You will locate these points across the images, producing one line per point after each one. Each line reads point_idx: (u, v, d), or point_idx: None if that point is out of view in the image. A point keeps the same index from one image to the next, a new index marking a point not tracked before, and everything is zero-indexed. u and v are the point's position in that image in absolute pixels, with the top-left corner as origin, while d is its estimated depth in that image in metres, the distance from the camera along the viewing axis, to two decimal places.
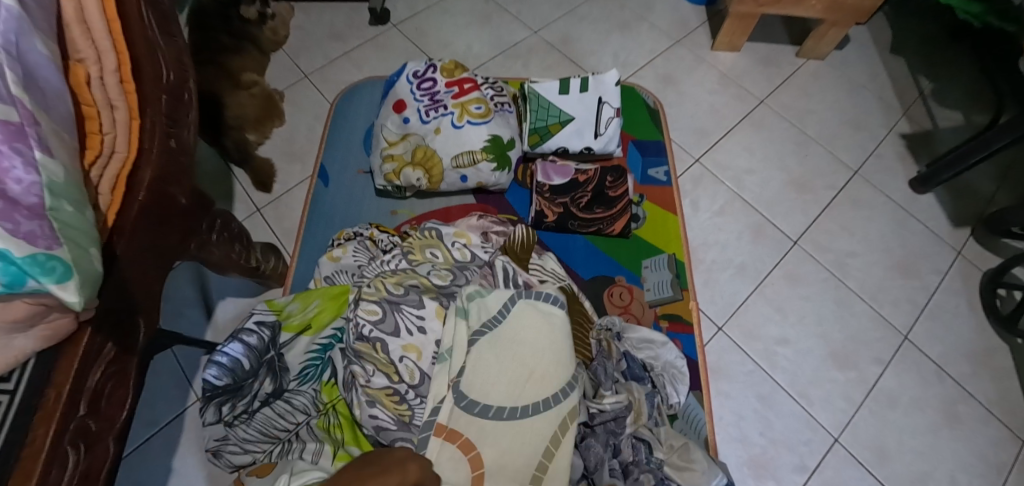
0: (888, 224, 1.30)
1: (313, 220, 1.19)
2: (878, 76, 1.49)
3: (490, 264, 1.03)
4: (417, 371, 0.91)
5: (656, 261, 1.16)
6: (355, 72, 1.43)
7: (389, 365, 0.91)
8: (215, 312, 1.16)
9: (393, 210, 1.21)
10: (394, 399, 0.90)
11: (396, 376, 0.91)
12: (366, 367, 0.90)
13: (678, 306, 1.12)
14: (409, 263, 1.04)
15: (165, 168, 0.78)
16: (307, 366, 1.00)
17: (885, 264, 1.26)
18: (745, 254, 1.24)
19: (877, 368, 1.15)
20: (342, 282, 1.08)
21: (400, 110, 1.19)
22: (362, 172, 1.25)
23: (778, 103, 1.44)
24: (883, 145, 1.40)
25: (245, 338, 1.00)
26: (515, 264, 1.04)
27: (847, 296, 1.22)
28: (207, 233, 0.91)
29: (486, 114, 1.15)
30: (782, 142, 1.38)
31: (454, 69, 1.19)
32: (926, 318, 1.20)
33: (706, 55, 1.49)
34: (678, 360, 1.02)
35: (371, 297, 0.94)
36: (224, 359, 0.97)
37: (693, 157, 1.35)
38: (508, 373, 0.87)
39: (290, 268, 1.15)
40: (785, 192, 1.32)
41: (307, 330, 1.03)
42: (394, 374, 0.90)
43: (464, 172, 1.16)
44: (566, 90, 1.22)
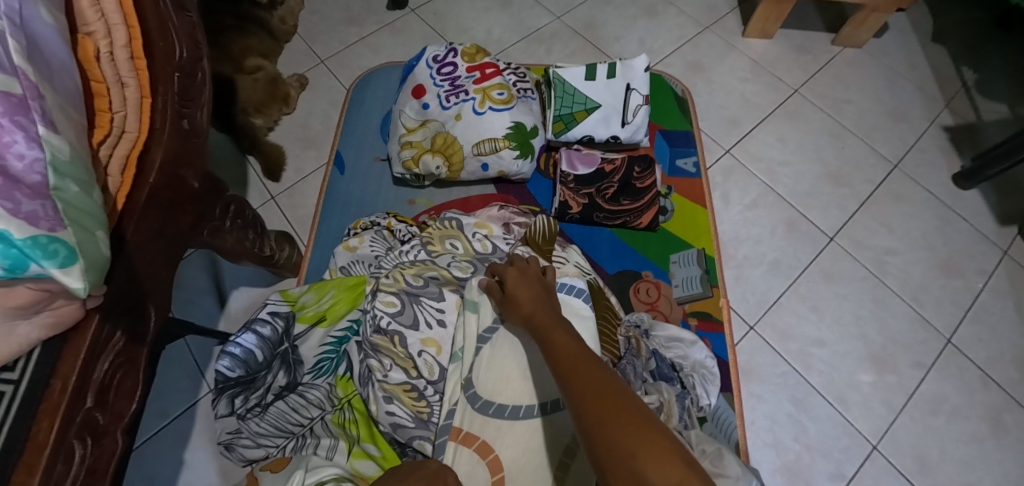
0: (930, 221, 1.24)
1: (329, 208, 1.15)
2: (919, 65, 1.42)
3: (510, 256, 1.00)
4: (435, 366, 0.88)
5: (684, 256, 1.11)
6: (373, 57, 1.39)
7: (407, 359, 0.87)
8: (228, 301, 1.13)
9: (411, 200, 1.17)
10: (413, 395, 0.86)
11: (415, 371, 0.87)
12: (383, 360, 0.87)
13: (707, 303, 1.08)
14: (428, 254, 1.00)
15: (177, 149, 0.75)
16: (322, 359, 0.97)
17: (927, 263, 1.19)
18: (778, 250, 1.19)
19: (918, 372, 1.09)
20: (358, 273, 1.04)
21: (419, 95, 1.15)
22: (379, 159, 1.21)
23: (813, 93, 1.38)
24: (924, 138, 1.33)
25: (258, 329, 0.97)
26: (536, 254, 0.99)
27: (885, 295, 1.16)
28: (221, 219, 0.88)
29: (509, 100, 1.11)
30: (818, 134, 1.32)
31: (476, 53, 1.15)
32: (970, 320, 1.14)
33: (737, 42, 1.43)
34: (708, 360, 0.98)
35: (390, 288, 0.90)
36: (236, 350, 0.94)
37: (723, 148, 1.29)
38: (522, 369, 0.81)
39: (304, 257, 1.12)
40: (820, 186, 1.26)
41: (321, 321, 0.99)
42: (412, 369, 0.87)
43: (485, 160, 1.11)
44: (593, 76, 1.17)
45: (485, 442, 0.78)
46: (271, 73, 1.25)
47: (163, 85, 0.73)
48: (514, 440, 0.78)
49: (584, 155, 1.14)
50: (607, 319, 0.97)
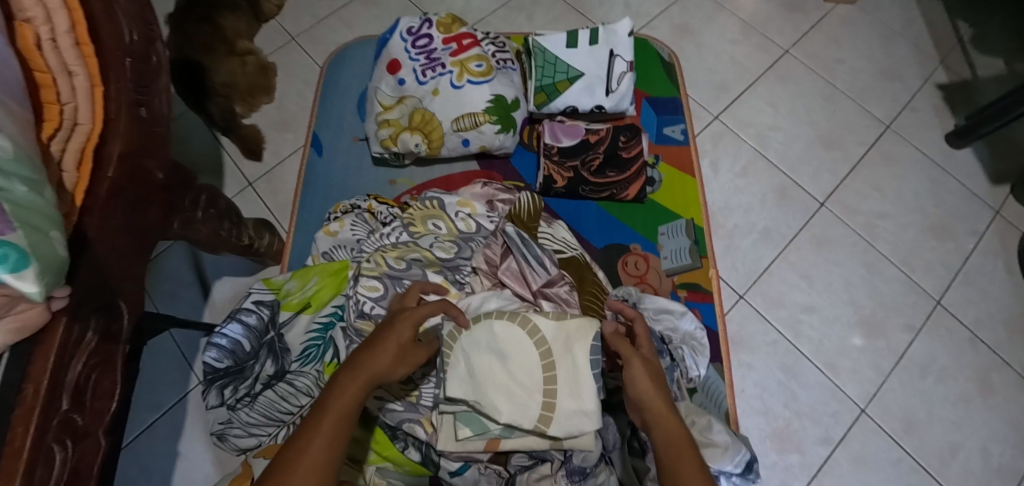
0: (922, 182, 1.22)
1: (309, 191, 1.13)
2: (913, 21, 1.38)
3: (498, 233, 0.94)
4: None
5: (673, 227, 1.09)
6: (347, 31, 1.34)
7: None
8: (211, 292, 1.11)
9: (393, 180, 1.14)
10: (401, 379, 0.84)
11: None
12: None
13: (696, 275, 1.06)
14: (410, 236, 0.96)
15: (136, 139, 0.70)
16: (309, 347, 0.96)
17: (919, 225, 1.18)
18: (768, 218, 1.16)
19: (907, 336, 1.09)
20: (342, 259, 1.03)
21: (394, 70, 1.11)
22: (357, 138, 1.17)
23: (805, 53, 1.34)
24: (917, 97, 1.30)
25: (244, 318, 0.95)
26: (522, 232, 0.95)
27: (877, 260, 1.14)
28: (191, 209, 0.83)
29: (488, 72, 1.08)
30: (810, 96, 1.29)
31: (452, 24, 1.12)
32: (960, 282, 1.13)
33: (726, 2, 1.38)
34: (698, 331, 0.97)
35: (372, 272, 0.89)
36: (224, 341, 0.93)
37: (711, 115, 1.26)
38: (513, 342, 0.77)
39: (286, 244, 1.09)
40: (812, 149, 1.24)
41: (306, 308, 0.98)
42: None
43: (466, 136, 1.08)
44: (574, 43, 1.13)
45: (483, 365, 0.77)
46: (262, 60, 1.28)
47: (115, 72, 0.68)
48: (502, 360, 0.77)
49: (568, 129, 1.10)
50: (594, 293, 0.94)
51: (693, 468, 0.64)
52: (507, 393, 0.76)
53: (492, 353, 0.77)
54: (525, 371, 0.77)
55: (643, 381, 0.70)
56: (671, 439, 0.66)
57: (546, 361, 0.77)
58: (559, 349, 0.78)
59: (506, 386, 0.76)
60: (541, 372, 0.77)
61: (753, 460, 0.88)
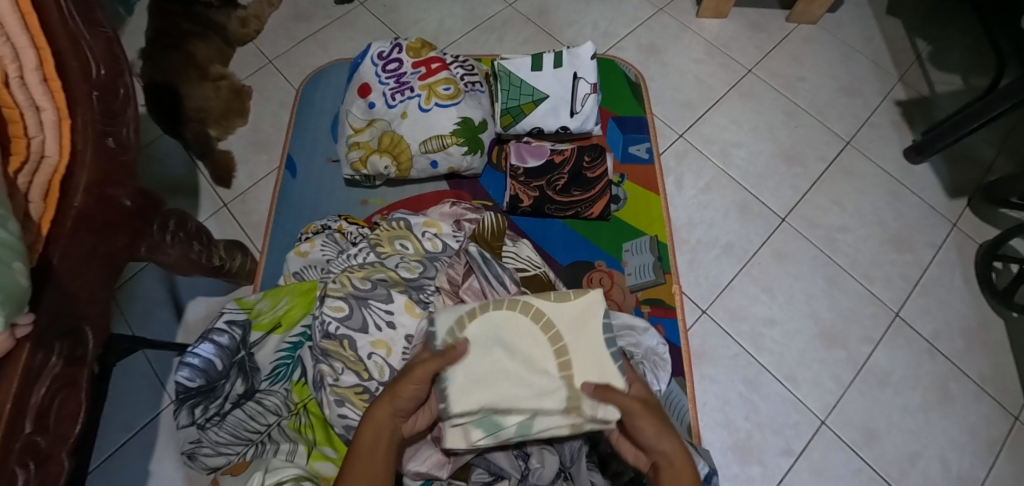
0: (882, 197, 1.25)
1: (282, 213, 1.15)
2: (872, 40, 1.43)
3: (462, 252, 0.95)
4: (385, 368, 0.89)
5: (638, 244, 1.12)
6: (322, 53, 1.37)
7: (358, 362, 0.89)
8: (185, 312, 1.13)
9: (364, 200, 1.16)
10: (364, 397, 0.88)
11: (366, 374, 0.88)
12: (335, 365, 0.88)
13: (660, 290, 1.08)
14: (377, 256, 0.98)
15: (104, 170, 0.72)
16: (279, 365, 0.98)
17: (879, 238, 1.21)
18: (732, 233, 1.19)
19: (867, 347, 1.11)
20: (311, 278, 1.05)
21: (365, 94, 1.14)
22: (330, 160, 1.20)
23: (767, 71, 1.37)
24: (877, 113, 1.34)
25: (216, 338, 0.97)
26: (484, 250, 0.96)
27: (838, 273, 1.17)
28: (159, 234, 0.85)
29: (456, 95, 1.11)
30: (772, 113, 1.32)
31: (421, 48, 1.15)
32: (919, 294, 1.16)
33: (691, 23, 1.42)
34: (660, 346, 0.99)
35: (337, 293, 0.91)
36: (195, 360, 0.94)
37: (677, 133, 1.29)
38: (512, 330, 0.71)
39: (259, 264, 1.11)
40: (774, 165, 1.26)
41: (277, 328, 1.01)
42: (363, 372, 0.88)
43: (434, 158, 1.11)
44: (539, 66, 1.16)
45: (490, 363, 0.69)
46: (236, 84, 1.29)
47: (81, 106, 0.70)
48: (508, 352, 0.70)
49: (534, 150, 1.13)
50: None
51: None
52: (524, 387, 0.68)
53: (497, 347, 0.70)
54: (538, 361, 0.70)
55: (656, 436, 0.66)
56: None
57: (557, 346, 0.70)
58: (570, 333, 0.71)
59: (520, 379, 0.69)
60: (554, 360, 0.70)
61: (714, 473, 0.89)
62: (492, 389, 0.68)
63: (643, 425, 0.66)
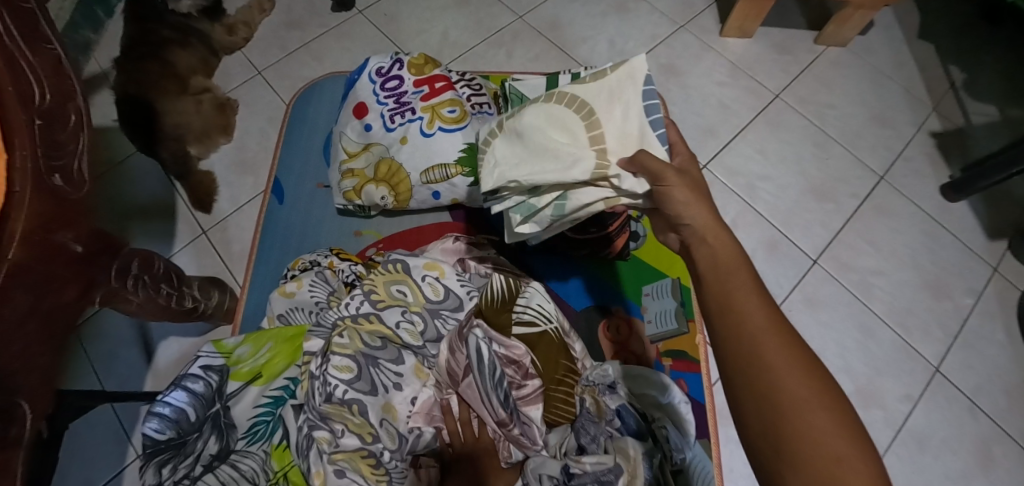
0: (918, 237, 1.15)
1: (266, 245, 1.04)
2: (905, 65, 1.33)
3: (462, 328, 0.83)
4: (396, 434, 0.83)
5: (659, 288, 1.02)
6: (316, 65, 1.26)
7: (364, 426, 0.81)
8: (156, 355, 1.02)
9: (358, 231, 1.05)
10: (370, 463, 0.79)
11: (371, 437, 0.81)
12: (334, 429, 0.79)
13: (683, 341, 0.98)
14: (372, 305, 0.88)
15: (49, 212, 0.60)
16: (257, 423, 0.87)
17: (915, 283, 1.11)
18: (759, 276, 1.09)
19: (905, 405, 1.02)
20: (298, 322, 0.95)
21: (360, 114, 1.03)
22: (322, 185, 1.09)
23: (795, 97, 1.28)
24: (911, 145, 1.25)
25: (189, 385, 0.86)
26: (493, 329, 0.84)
27: (873, 323, 1.07)
28: (117, 281, 0.74)
29: (461, 119, 1.00)
30: (801, 143, 1.23)
31: (424, 65, 1.04)
32: (959, 346, 1.07)
33: (714, 42, 1.33)
34: (684, 404, 0.87)
35: (343, 350, 0.83)
36: (166, 410, 0.83)
37: (699, 163, 1.19)
38: (540, 125, 0.69)
39: (239, 301, 1.00)
40: (803, 201, 1.17)
41: (257, 379, 0.90)
42: (368, 435, 0.81)
43: (436, 188, 1.00)
44: (554, 88, 1.05)
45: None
46: (220, 98, 1.19)
47: (20, 136, 0.56)
48: (540, 132, 0.69)
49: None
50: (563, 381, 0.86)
51: (778, 338, 0.51)
52: (557, 164, 0.66)
53: (531, 133, 0.70)
54: (568, 139, 0.68)
55: (685, 204, 0.63)
56: (750, 349, 0.52)
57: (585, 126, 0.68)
58: (602, 110, 0.68)
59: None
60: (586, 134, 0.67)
61: None
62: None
63: (673, 189, 0.62)
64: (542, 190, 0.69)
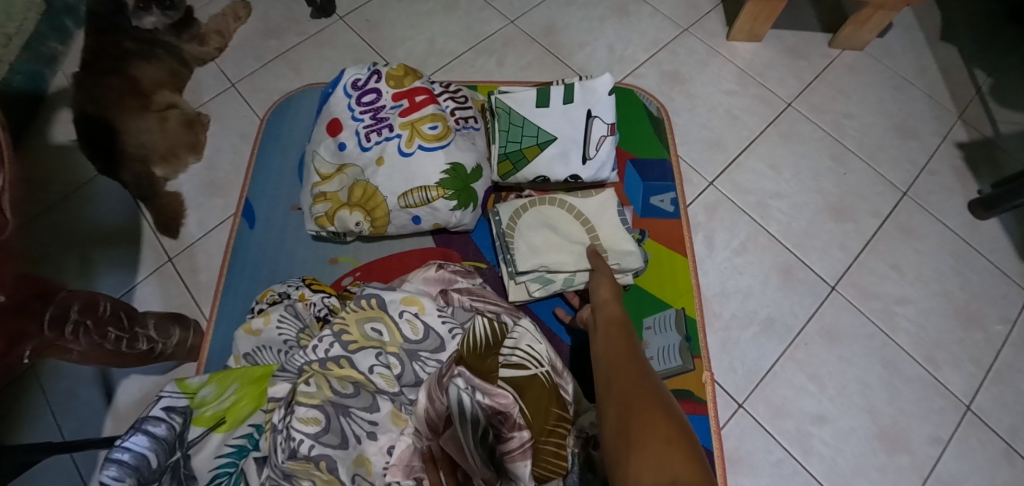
0: (946, 260, 1.06)
1: (235, 274, 0.95)
2: (927, 69, 1.23)
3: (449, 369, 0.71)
4: None
5: (661, 319, 0.93)
6: (293, 77, 1.17)
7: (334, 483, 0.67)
8: (116, 394, 0.93)
9: (333, 258, 0.97)
10: None
11: None
12: None
13: (688, 379, 0.89)
14: (344, 347, 0.75)
15: None
16: (219, 476, 0.73)
17: (943, 312, 1.02)
18: (771, 305, 1.01)
19: (934, 450, 0.92)
20: (266, 363, 0.84)
21: (334, 132, 0.95)
22: (295, 207, 1.01)
23: (809, 106, 1.19)
24: (936, 158, 1.15)
25: (150, 428, 0.71)
26: (473, 376, 0.71)
27: (897, 356, 0.98)
28: (53, 331, 0.63)
29: (444, 136, 0.91)
30: (816, 156, 1.14)
31: (404, 76, 0.96)
32: (992, 382, 0.97)
33: (720, 46, 1.23)
34: None
35: (310, 399, 0.70)
36: (124, 456, 0.67)
37: (706, 180, 1.10)
38: (551, 221, 0.91)
39: (205, 337, 0.91)
40: (820, 221, 1.08)
41: (220, 425, 0.76)
42: None
43: (416, 213, 0.92)
44: (545, 102, 0.97)
45: (541, 237, 0.90)
46: (188, 113, 1.11)
47: None
48: (552, 229, 0.90)
49: (535, 203, 0.93)
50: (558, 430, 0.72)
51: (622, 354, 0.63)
52: (569, 253, 0.88)
53: (547, 226, 0.91)
54: (573, 235, 0.90)
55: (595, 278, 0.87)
56: (632, 401, 0.55)
57: (587, 227, 0.91)
58: (593, 214, 0.92)
59: (564, 246, 0.89)
60: (585, 233, 0.90)
61: None
62: (546, 253, 0.89)
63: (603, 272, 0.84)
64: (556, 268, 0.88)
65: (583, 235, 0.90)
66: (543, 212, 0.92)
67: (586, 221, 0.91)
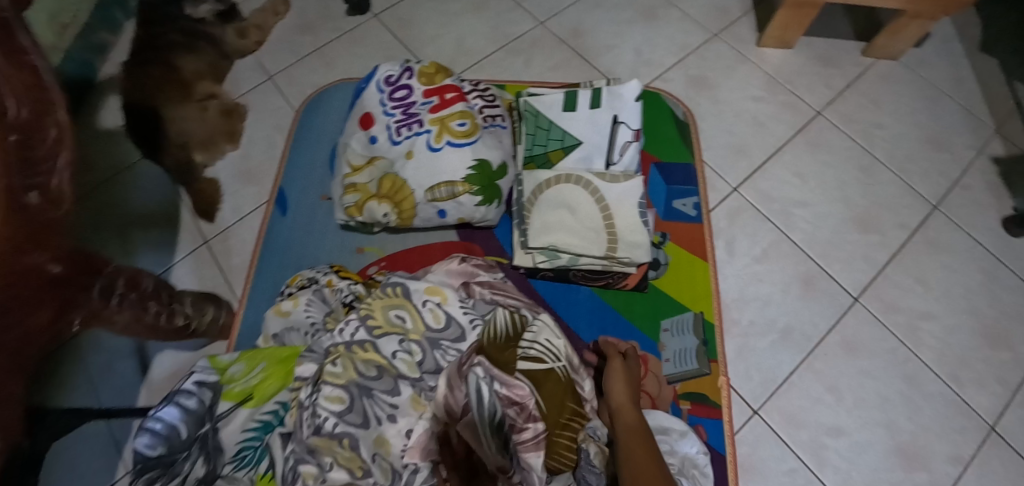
0: (975, 277, 1.04)
1: (266, 260, 0.99)
2: (965, 81, 1.21)
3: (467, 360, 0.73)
4: (388, 471, 0.71)
5: (679, 323, 0.93)
6: (327, 72, 1.21)
7: (354, 458, 0.69)
8: (151, 367, 0.95)
9: (360, 248, 1.00)
10: None
11: (360, 473, 0.69)
12: (322, 462, 0.69)
13: (704, 383, 0.90)
14: (368, 333, 0.77)
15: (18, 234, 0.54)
16: (245, 448, 0.77)
17: (969, 329, 1.00)
18: (791, 314, 1.00)
19: (954, 469, 0.91)
20: (294, 343, 0.87)
21: (366, 125, 0.98)
22: (325, 198, 1.04)
23: (839, 115, 1.18)
24: (970, 173, 1.13)
25: (182, 401, 0.77)
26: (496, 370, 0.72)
27: (919, 372, 0.97)
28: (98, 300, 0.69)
29: (472, 132, 0.93)
30: (843, 166, 1.13)
31: (435, 74, 0.98)
32: (1019, 403, 0.96)
33: (749, 52, 1.23)
34: (700, 456, 0.80)
35: (336, 379, 0.72)
36: (157, 426, 0.74)
37: (730, 186, 1.10)
38: (571, 203, 0.91)
39: (237, 316, 0.96)
40: (845, 232, 1.07)
41: (247, 401, 0.80)
42: (358, 471, 0.69)
43: (442, 206, 0.94)
44: (572, 106, 0.98)
45: (556, 217, 0.91)
46: (227, 103, 1.17)
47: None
48: (569, 210, 0.91)
49: (559, 180, 0.93)
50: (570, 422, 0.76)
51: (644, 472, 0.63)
52: (580, 236, 0.90)
53: (565, 205, 0.91)
54: (588, 218, 0.91)
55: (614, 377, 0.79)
56: None
57: (604, 213, 0.91)
58: (613, 200, 0.91)
59: (576, 230, 0.90)
60: (600, 218, 0.91)
61: None
62: (556, 233, 0.90)
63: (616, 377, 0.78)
64: (563, 246, 0.90)
65: (599, 223, 0.90)
66: (564, 192, 0.92)
67: (608, 212, 0.91)
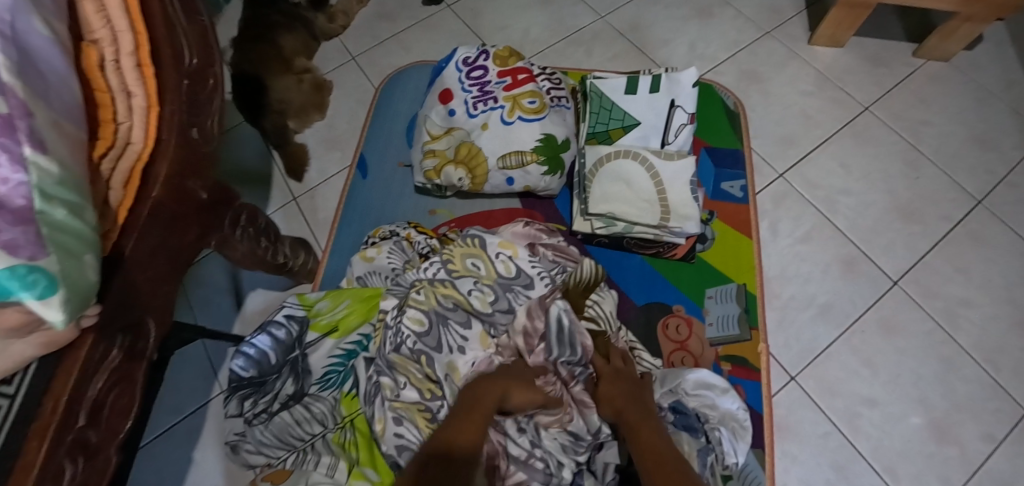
0: (1016, 269, 1.08)
1: (348, 215, 1.10)
2: (1015, 85, 1.25)
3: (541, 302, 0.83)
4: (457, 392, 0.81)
5: (723, 292, 1.01)
6: (404, 54, 1.33)
7: (429, 381, 0.81)
8: (245, 303, 1.10)
9: (432, 210, 1.10)
10: (427, 416, 0.79)
11: (434, 392, 0.80)
12: (398, 379, 0.80)
13: (745, 347, 0.96)
14: (448, 274, 0.87)
15: (186, 164, 0.56)
16: (330, 371, 0.87)
17: (1008, 318, 1.04)
18: (830, 292, 1.06)
19: (986, 446, 0.95)
20: (375, 286, 0.97)
21: (445, 100, 1.08)
22: (402, 165, 1.15)
23: (886, 111, 1.23)
24: (1016, 171, 1.16)
25: (273, 331, 0.89)
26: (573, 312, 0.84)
27: (955, 354, 1.01)
28: (229, 228, 0.78)
29: (540, 110, 1.03)
30: (889, 159, 1.18)
31: (508, 57, 1.08)
32: None
33: (801, 50, 1.29)
34: (741, 411, 0.85)
35: (419, 305, 0.83)
36: (251, 351, 0.87)
37: (776, 172, 1.16)
38: (629, 176, 0.99)
39: (321, 263, 1.07)
40: (887, 220, 1.12)
41: (333, 332, 0.90)
42: (432, 390, 0.80)
43: (511, 174, 1.03)
44: (633, 89, 1.07)
45: (615, 189, 0.99)
46: (318, 78, 1.28)
47: (172, 96, 0.52)
48: (626, 182, 0.99)
49: (619, 155, 1.01)
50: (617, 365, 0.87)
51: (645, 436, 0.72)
52: (636, 207, 0.98)
53: (624, 178, 0.99)
54: (642, 189, 0.99)
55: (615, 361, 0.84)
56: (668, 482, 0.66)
57: (658, 187, 0.99)
58: (668, 177, 0.99)
59: (632, 201, 0.98)
60: (653, 189, 0.99)
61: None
62: (614, 202, 0.99)
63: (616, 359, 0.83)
64: (619, 215, 0.98)
65: (652, 194, 0.98)
66: (621, 166, 1.00)
67: (660, 184, 0.99)
